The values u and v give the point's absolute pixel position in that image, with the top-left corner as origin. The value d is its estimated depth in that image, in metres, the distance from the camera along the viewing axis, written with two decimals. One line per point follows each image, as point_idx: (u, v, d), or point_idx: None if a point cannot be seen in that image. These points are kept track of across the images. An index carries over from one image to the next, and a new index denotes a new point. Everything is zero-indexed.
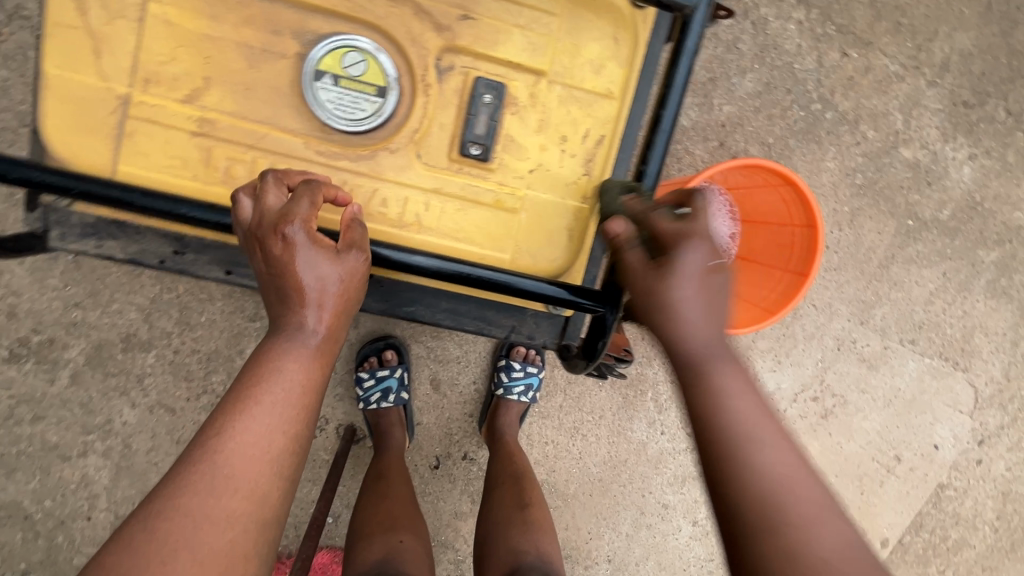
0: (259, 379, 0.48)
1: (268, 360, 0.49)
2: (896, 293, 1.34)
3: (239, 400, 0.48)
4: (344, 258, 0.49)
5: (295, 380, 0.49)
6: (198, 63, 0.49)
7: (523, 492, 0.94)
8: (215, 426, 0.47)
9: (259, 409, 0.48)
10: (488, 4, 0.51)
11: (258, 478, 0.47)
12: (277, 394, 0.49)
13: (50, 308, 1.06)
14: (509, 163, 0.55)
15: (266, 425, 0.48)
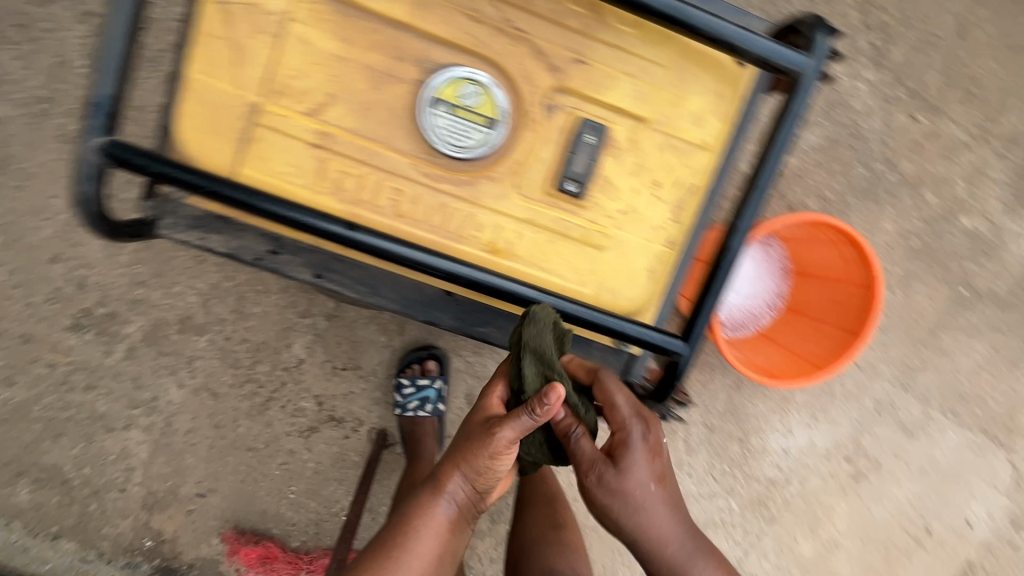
0: (436, 502, 0.65)
1: (439, 491, 0.65)
2: (942, 361, 1.31)
3: (420, 512, 0.65)
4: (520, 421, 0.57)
5: (464, 498, 0.65)
6: (325, 80, 0.53)
7: (556, 512, 0.94)
8: (406, 523, 0.65)
9: (437, 520, 0.65)
10: (602, 50, 0.53)
11: (434, 565, 0.66)
12: (447, 514, 0.65)
13: (117, 284, 1.10)
14: (601, 202, 0.56)
15: (438, 535, 0.65)
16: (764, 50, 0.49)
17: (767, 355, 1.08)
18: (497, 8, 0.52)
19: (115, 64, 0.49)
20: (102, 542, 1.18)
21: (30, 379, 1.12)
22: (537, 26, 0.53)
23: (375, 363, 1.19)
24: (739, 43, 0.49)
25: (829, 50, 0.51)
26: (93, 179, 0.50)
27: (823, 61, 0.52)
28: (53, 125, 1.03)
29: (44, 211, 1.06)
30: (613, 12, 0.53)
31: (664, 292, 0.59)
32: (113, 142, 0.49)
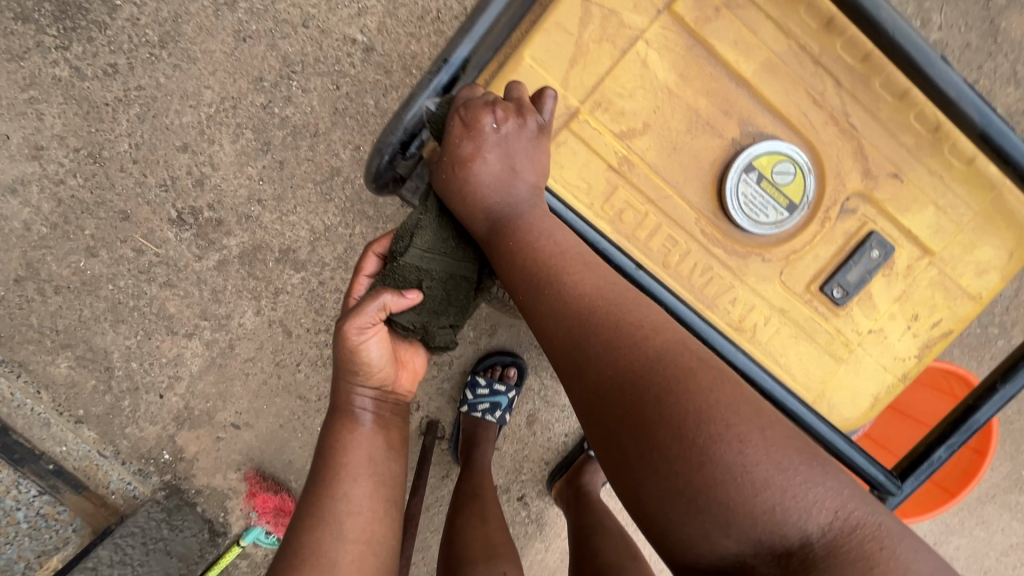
0: (350, 422, 0.67)
1: (349, 411, 0.67)
2: (978, 531, 1.33)
3: (341, 435, 0.66)
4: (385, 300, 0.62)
5: (371, 398, 0.67)
6: (648, 109, 0.50)
7: (626, 544, 0.94)
8: (336, 446, 0.66)
9: (365, 435, 0.67)
10: (920, 172, 0.52)
11: (376, 461, 0.66)
12: (368, 419, 0.67)
13: (234, 193, 1.06)
14: (855, 316, 0.55)
15: (372, 437, 0.67)
16: None
17: None
18: (840, 97, 0.51)
19: (484, 30, 0.50)
20: (121, 441, 1.12)
21: (113, 257, 1.07)
22: (870, 129, 0.51)
23: (454, 354, 1.15)
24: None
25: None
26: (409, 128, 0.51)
27: None
28: (234, 18, 1.00)
29: (192, 97, 1.02)
30: (949, 142, 0.51)
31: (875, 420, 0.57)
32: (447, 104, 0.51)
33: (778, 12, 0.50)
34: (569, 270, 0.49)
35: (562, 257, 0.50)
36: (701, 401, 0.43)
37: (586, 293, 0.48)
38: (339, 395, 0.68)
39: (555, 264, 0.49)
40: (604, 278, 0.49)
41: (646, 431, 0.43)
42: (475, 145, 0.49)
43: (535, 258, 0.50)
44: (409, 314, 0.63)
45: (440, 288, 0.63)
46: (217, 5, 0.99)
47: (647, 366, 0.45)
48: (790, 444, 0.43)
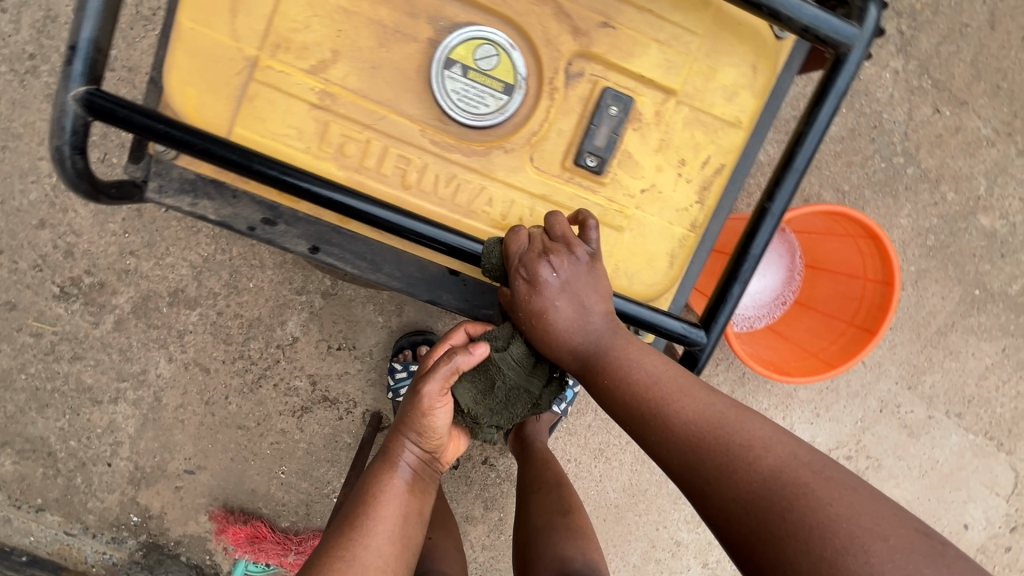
0: (391, 473, 0.65)
1: (394, 462, 0.66)
2: (950, 362, 1.30)
3: (380, 482, 0.65)
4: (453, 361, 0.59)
5: (415, 455, 0.66)
6: (329, 34, 0.48)
7: (563, 497, 0.96)
8: (372, 491, 0.65)
9: (400, 493, 0.65)
10: (630, 14, 0.50)
11: (403, 525, 0.65)
12: (406, 478, 0.66)
13: (106, 252, 1.06)
14: (621, 179, 0.53)
15: (403, 498, 0.65)
16: (810, 19, 0.46)
17: (772, 347, 1.07)
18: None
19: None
20: (87, 516, 1.15)
21: (15, 348, 1.09)
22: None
23: (372, 343, 1.15)
24: (784, 8, 0.45)
25: (880, 18, 0.47)
26: (74, 132, 0.47)
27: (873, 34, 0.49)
28: (41, 83, 0.99)
29: (31, 172, 1.02)
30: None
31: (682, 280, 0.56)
32: (100, 97, 0.45)
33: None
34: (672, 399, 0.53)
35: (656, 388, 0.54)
36: (823, 513, 0.45)
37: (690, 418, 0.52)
38: (389, 442, 0.66)
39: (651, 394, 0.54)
40: (704, 401, 0.53)
41: (773, 549, 0.46)
42: (543, 298, 0.51)
43: (633, 394, 0.54)
44: (466, 391, 0.60)
45: (509, 380, 0.59)
46: (20, 76, 0.99)
47: (765, 487, 0.48)
48: (920, 551, 0.43)
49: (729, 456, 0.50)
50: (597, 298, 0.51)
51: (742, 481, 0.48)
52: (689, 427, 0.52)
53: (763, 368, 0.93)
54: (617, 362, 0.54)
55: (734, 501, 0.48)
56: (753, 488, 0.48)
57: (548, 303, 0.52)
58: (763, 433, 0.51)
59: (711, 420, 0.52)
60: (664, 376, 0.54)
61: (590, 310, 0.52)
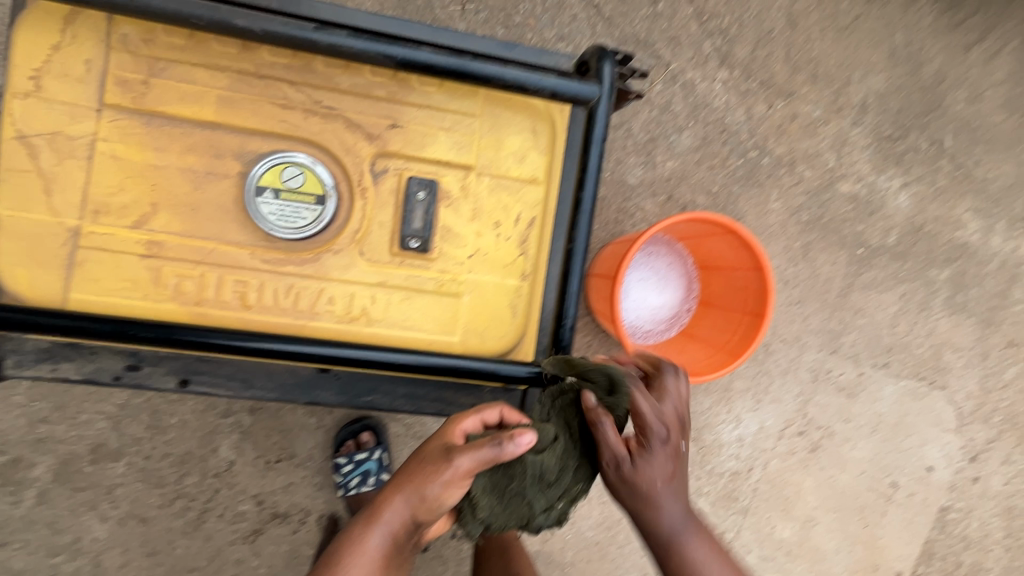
0: (369, 534, 0.61)
1: (376, 523, 0.61)
2: (861, 319, 1.39)
3: (355, 546, 0.60)
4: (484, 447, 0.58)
5: (398, 523, 0.61)
6: (145, 191, 0.56)
7: (512, 560, 0.99)
8: (343, 554, 0.60)
9: (371, 563, 0.60)
10: (412, 112, 0.60)
11: None
12: (382, 549, 0.61)
13: (15, 427, 1.04)
14: (448, 251, 0.62)
15: (374, 570, 0.60)
16: (553, 87, 0.56)
17: (686, 351, 1.11)
18: (303, 93, 0.58)
19: None
20: None
21: None
22: (346, 103, 0.59)
23: (310, 447, 1.14)
24: (528, 83, 0.55)
25: (613, 78, 0.58)
26: None
27: (614, 87, 0.60)
28: None
29: None
30: (415, 80, 0.59)
31: (531, 321, 0.64)
32: None
33: (200, 56, 0.56)
34: (686, 542, 0.69)
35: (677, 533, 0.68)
36: None
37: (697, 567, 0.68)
38: (379, 501, 0.63)
39: (672, 537, 0.68)
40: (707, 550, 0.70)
41: None
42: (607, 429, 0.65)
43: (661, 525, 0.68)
44: (481, 482, 0.63)
45: (527, 480, 0.64)
46: None
47: None
48: None
49: None
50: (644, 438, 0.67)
51: None
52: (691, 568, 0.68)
53: None
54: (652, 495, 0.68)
55: None
56: None
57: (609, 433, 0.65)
58: None
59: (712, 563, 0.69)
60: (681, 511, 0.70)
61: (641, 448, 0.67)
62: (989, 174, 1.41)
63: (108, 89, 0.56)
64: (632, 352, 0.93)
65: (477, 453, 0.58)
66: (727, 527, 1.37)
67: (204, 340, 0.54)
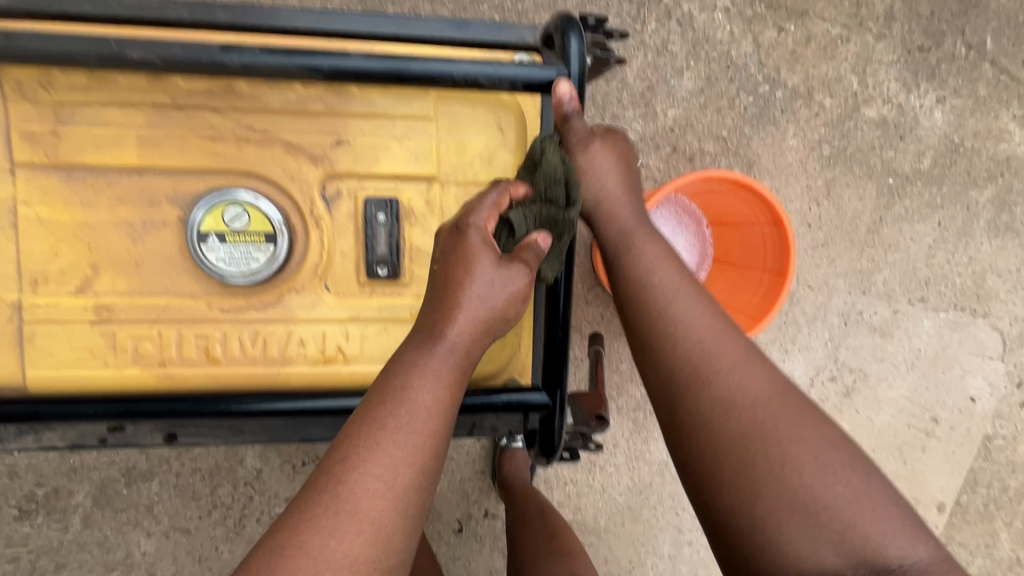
0: (431, 357, 0.53)
1: (435, 341, 0.54)
2: (893, 254, 1.29)
3: (414, 365, 0.53)
4: (531, 252, 0.56)
5: (460, 339, 0.54)
6: (83, 252, 0.55)
7: (548, 523, 1.01)
8: (396, 385, 0.52)
9: (431, 386, 0.53)
10: (358, 126, 0.56)
11: (431, 435, 0.52)
12: (447, 367, 0.54)
13: (49, 460, 1.07)
14: (421, 274, 0.59)
15: (439, 393, 0.53)
16: (511, 76, 0.53)
17: None
18: (231, 120, 0.55)
19: None
20: None
21: None
22: (281, 124, 0.56)
23: None
24: (479, 77, 0.52)
25: (581, 52, 0.56)
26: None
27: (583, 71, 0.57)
28: None
29: None
30: (355, 87, 0.56)
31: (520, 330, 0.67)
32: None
33: (108, 95, 0.54)
34: (636, 240, 0.66)
35: (629, 231, 0.66)
36: (728, 389, 0.58)
37: (646, 264, 0.65)
38: (426, 316, 0.55)
39: (621, 236, 0.66)
40: (671, 275, 0.64)
41: (684, 395, 0.59)
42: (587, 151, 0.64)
43: (616, 230, 0.66)
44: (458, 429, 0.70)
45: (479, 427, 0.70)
46: None
47: (687, 352, 0.60)
48: (790, 417, 0.56)
49: (670, 324, 0.62)
50: (613, 159, 0.65)
51: (659, 331, 0.62)
52: (642, 283, 0.64)
53: None
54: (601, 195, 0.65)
55: (655, 330, 0.63)
56: (674, 339, 0.61)
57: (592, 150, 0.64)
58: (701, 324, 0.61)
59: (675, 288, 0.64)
60: (627, 211, 0.67)
61: (614, 169, 0.66)
62: None
63: (17, 146, 0.53)
64: None
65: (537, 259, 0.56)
66: None
67: (170, 408, 0.53)
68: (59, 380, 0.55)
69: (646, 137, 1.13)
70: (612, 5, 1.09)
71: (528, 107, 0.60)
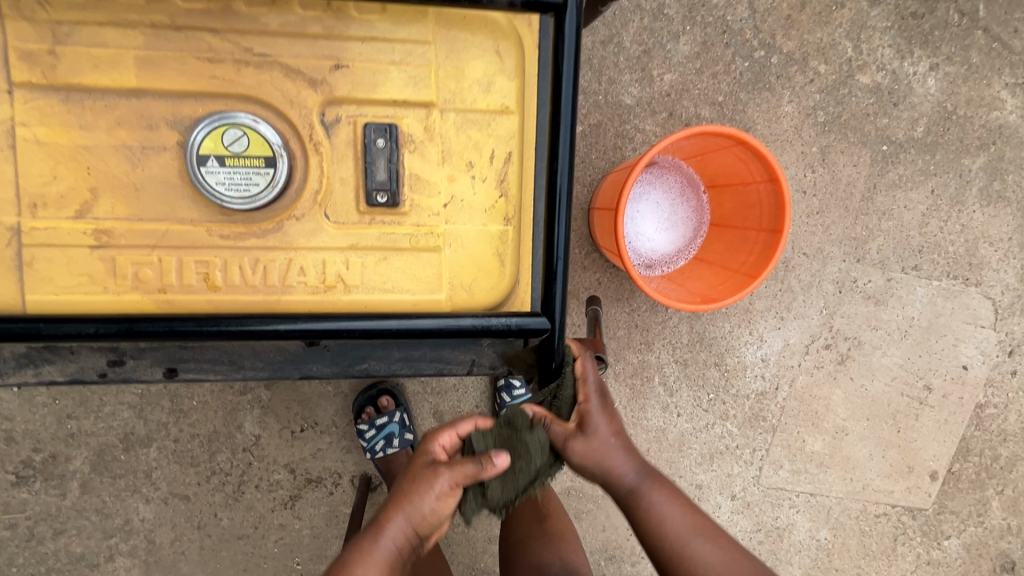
0: (379, 538, 0.66)
1: (385, 523, 0.67)
2: (887, 222, 1.30)
3: (367, 543, 0.67)
4: (464, 464, 0.67)
5: (402, 524, 0.66)
6: (82, 176, 0.56)
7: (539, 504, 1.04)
8: (356, 552, 0.67)
9: (376, 558, 0.66)
10: (357, 48, 0.57)
11: None
12: (387, 551, 0.66)
13: (46, 425, 1.07)
14: (420, 203, 0.60)
15: (379, 573, 0.65)
16: None
17: (701, 277, 1.05)
18: (229, 42, 0.56)
19: None
20: None
21: None
22: (279, 47, 0.56)
23: (331, 414, 1.15)
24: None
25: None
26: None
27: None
28: None
29: None
30: (353, 9, 0.56)
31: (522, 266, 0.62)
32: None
33: (104, 14, 0.54)
34: (647, 488, 0.77)
35: (637, 483, 0.77)
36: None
37: (658, 508, 0.77)
38: (386, 506, 0.69)
39: (633, 485, 0.77)
40: (667, 496, 0.78)
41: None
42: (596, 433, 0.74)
43: (627, 497, 0.77)
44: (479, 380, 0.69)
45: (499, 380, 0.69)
46: None
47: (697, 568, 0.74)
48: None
49: (685, 555, 0.74)
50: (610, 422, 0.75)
51: (665, 541, 0.75)
52: (658, 526, 0.76)
53: (687, 305, 0.92)
54: (643, 508, 0.76)
55: (666, 552, 0.75)
56: (672, 537, 0.75)
57: (599, 431, 0.74)
58: (691, 529, 0.76)
59: (669, 502, 0.77)
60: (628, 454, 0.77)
61: (623, 447, 0.76)
62: None
63: (15, 67, 0.54)
64: (640, 284, 0.87)
65: (468, 471, 0.66)
66: (757, 446, 1.36)
67: (170, 329, 0.54)
68: (62, 303, 0.57)
69: (643, 101, 1.13)
70: None
71: (527, 32, 0.59)
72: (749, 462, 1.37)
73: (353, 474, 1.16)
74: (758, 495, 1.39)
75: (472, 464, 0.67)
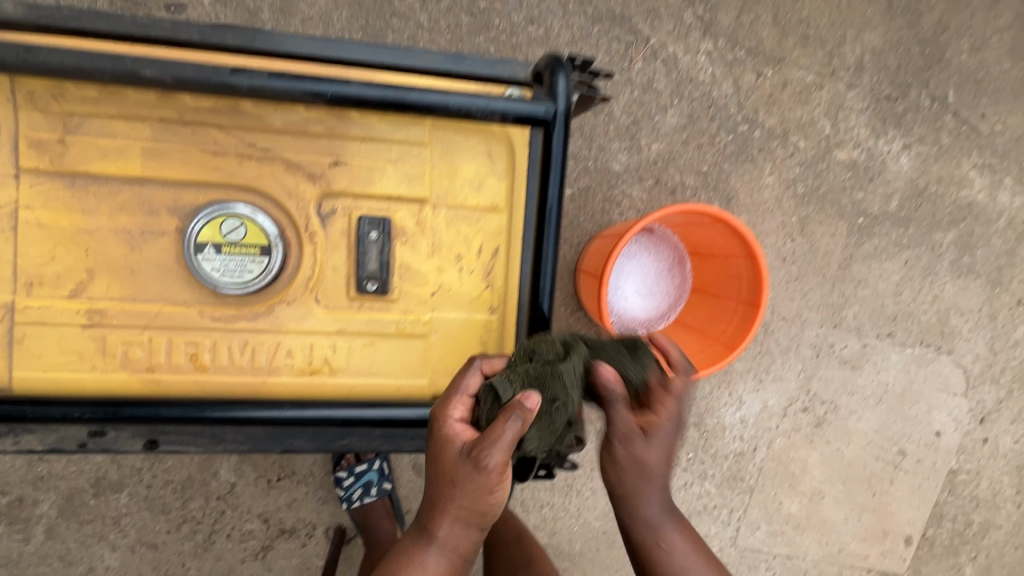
0: (428, 551, 0.60)
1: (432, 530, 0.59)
2: (863, 290, 1.34)
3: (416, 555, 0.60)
4: (498, 436, 0.54)
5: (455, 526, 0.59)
6: (80, 258, 0.59)
7: (525, 550, 1.02)
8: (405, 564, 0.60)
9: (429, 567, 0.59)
10: (355, 147, 0.61)
11: None
12: (444, 559, 0.60)
13: (15, 467, 1.05)
14: (408, 291, 0.64)
15: None
16: (503, 109, 0.56)
17: (684, 342, 1.08)
18: (233, 137, 0.59)
19: None
20: None
21: None
22: (282, 143, 0.60)
23: (309, 464, 1.14)
24: (472, 108, 0.56)
25: (566, 93, 0.58)
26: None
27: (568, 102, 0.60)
28: None
29: None
30: (355, 112, 0.60)
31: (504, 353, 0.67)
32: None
33: (114, 109, 0.57)
34: (669, 532, 0.71)
35: (660, 525, 0.70)
36: None
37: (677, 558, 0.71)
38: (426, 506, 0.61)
39: (653, 528, 0.70)
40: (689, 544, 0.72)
41: None
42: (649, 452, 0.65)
43: (642, 537, 0.71)
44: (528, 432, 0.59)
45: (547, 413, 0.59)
46: None
47: None
48: None
49: None
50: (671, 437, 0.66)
51: None
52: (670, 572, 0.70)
53: None
54: (663, 551, 0.70)
55: None
56: None
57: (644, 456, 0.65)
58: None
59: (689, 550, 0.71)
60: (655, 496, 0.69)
61: (657, 487, 0.68)
62: (996, 127, 1.34)
63: (23, 153, 0.57)
64: None
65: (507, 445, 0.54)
66: (734, 507, 1.37)
67: (155, 414, 0.58)
68: (48, 379, 0.59)
69: (631, 168, 1.18)
70: (602, 43, 1.15)
71: (518, 135, 0.63)
72: (727, 522, 1.37)
73: (328, 525, 1.15)
74: (735, 556, 1.39)
75: (507, 431, 0.54)
